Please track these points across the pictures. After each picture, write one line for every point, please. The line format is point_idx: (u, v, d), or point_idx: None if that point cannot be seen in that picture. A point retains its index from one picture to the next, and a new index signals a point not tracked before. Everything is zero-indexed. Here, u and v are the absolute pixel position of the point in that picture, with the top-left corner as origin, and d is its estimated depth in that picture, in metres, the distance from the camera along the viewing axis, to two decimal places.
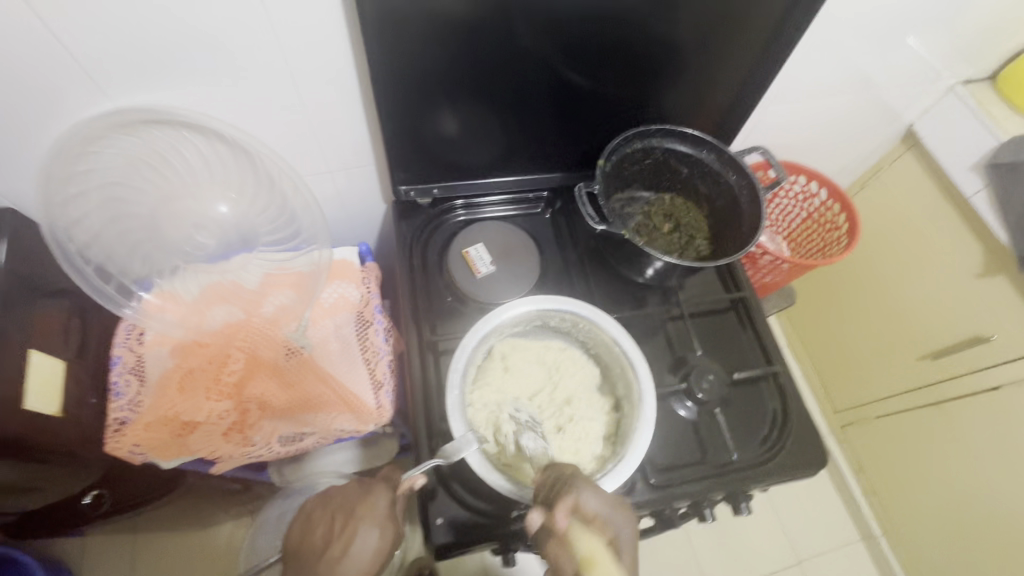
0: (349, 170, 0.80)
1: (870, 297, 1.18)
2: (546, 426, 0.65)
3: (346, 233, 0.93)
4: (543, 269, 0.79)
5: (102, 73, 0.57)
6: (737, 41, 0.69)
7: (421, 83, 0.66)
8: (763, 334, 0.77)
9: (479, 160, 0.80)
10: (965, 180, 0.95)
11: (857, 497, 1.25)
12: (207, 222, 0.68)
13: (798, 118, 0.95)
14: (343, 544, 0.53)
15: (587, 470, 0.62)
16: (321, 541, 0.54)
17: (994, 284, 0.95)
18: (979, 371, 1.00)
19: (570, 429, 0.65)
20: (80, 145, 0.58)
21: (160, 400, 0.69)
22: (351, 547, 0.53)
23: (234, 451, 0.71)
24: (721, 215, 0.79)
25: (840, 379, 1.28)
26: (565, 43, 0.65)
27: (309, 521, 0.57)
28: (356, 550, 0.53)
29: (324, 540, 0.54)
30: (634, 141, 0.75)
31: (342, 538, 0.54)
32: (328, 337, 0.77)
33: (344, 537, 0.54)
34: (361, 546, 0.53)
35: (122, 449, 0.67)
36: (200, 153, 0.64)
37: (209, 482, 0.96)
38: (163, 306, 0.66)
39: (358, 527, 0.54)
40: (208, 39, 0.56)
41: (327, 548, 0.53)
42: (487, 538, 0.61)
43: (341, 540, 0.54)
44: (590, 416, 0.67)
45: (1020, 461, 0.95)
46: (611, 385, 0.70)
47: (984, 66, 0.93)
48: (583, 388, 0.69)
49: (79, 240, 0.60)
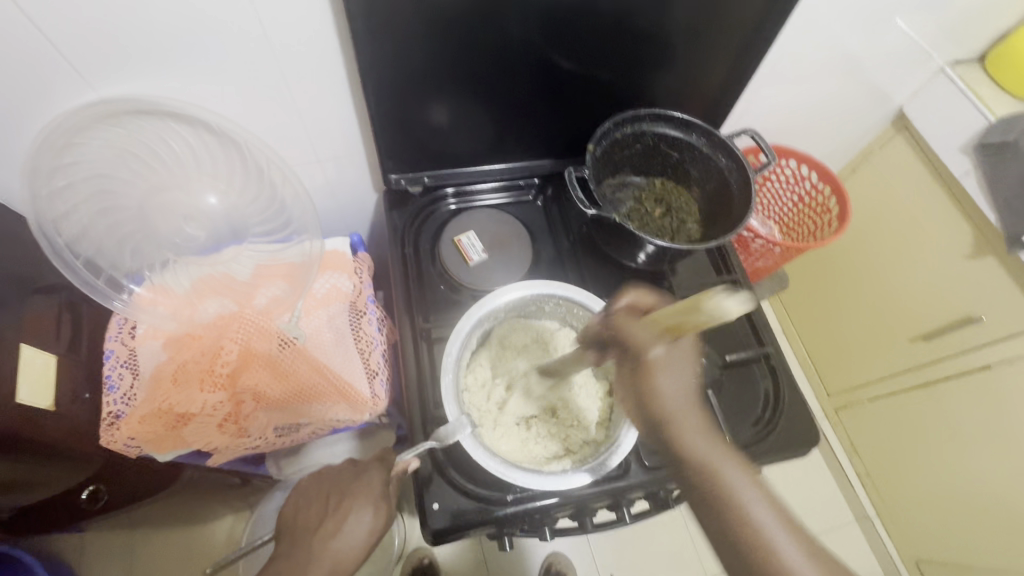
0: (339, 160, 0.79)
1: (862, 280, 1.18)
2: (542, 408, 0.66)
3: (338, 224, 0.93)
4: (535, 257, 0.80)
5: (85, 63, 0.56)
6: (725, 25, 0.69)
7: (409, 70, 0.65)
8: (756, 319, 0.77)
9: (470, 149, 0.80)
10: (954, 161, 0.95)
11: (851, 478, 1.27)
12: (197, 213, 0.67)
13: (789, 102, 0.96)
14: (338, 521, 0.55)
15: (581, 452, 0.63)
16: (316, 518, 0.56)
17: (983, 265, 0.96)
18: (970, 352, 1.01)
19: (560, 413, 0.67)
20: (66, 137, 0.57)
21: (154, 393, 0.68)
22: (345, 524, 0.55)
23: (230, 442, 0.72)
24: (711, 200, 0.79)
25: (834, 362, 1.29)
26: (554, 28, 0.64)
27: (303, 500, 0.59)
28: (349, 528, 0.54)
29: (319, 517, 0.56)
30: (624, 126, 0.75)
31: (337, 515, 0.55)
32: (322, 328, 0.75)
33: (338, 515, 0.55)
34: (355, 524, 0.55)
35: (117, 442, 0.67)
36: (187, 143, 0.64)
37: (207, 476, 0.97)
38: (155, 299, 0.67)
39: (351, 505, 0.56)
40: (192, 28, 0.55)
41: (322, 523, 0.56)
42: (483, 522, 0.62)
43: (335, 517, 0.55)
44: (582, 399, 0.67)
45: (1012, 439, 0.96)
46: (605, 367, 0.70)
47: (973, 47, 0.93)
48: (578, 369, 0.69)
49: (68, 234, 0.60)
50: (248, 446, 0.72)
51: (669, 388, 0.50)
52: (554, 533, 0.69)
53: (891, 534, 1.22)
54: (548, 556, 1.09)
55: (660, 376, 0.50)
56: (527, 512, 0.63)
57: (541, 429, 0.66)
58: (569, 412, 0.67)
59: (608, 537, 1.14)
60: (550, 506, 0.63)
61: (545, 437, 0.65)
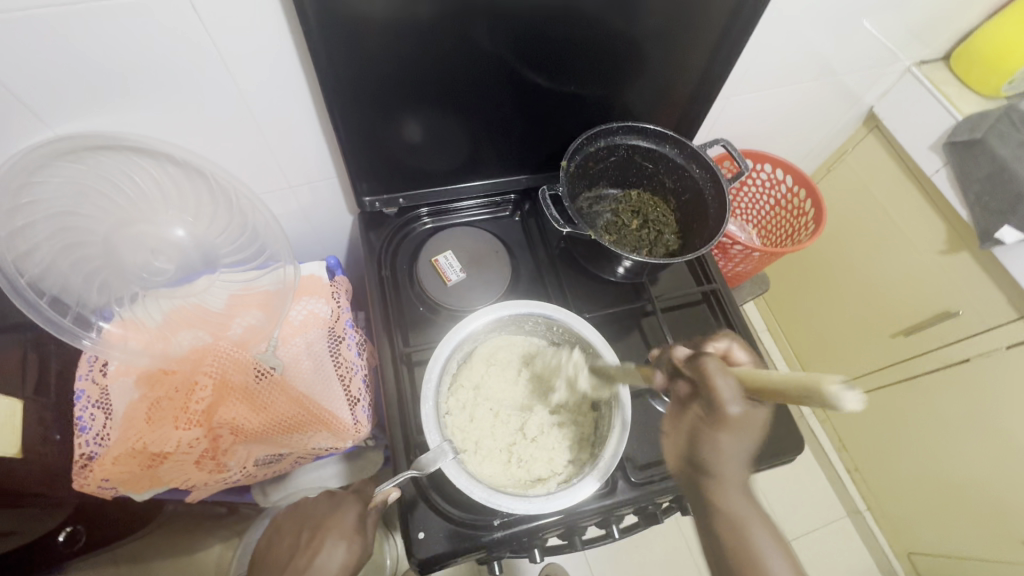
0: (313, 184, 0.78)
1: (839, 278, 1.20)
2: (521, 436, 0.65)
3: (315, 246, 0.92)
4: (515, 274, 0.79)
5: (38, 98, 0.54)
6: (692, 35, 0.69)
7: (378, 92, 0.65)
8: (737, 325, 0.77)
9: (444, 166, 0.79)
10: (925, 159, 0.97)
11: (841, 474, 1.28)
12: (165, 246, 0.66)
13: (760, 107, 0.96)
14: (308, 556, 0.54)
15: (567, 478, 0.61)
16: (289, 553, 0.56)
17: (958, 260, 0.97)
18: (950, 345, 1.01)
19: (542, 439, 0.65)
20: (22, 176, 0.55)
21: (128, 432, 0.66)
22: (316, 560, 0.54)
23: (209, 478, 0.70)
24: (687, 210, 0.80)
25: (818, 359, 1.31)
26: (521, 42, 0.64)
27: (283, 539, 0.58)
28: (319, 564, 0.53)
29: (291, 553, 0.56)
30: (595, 140, 0.74)
31: (309, 550, 0.54)
32: (300, 355, 0.75)
33: (310, 550, 0.54)
34: (326, 559, 0.54)
35: (90, 485, 0.65)
36: (152, 176, 0.62)
37: (191, 507, 0.96)
38: (125, 335, 0.65)
39: (323, 541, 0.54)
40: (149, 55, 0.54)
41: (296, 558, 0.55)
42: (471, 548, 0.61)
43: (307, 553, 0.54)
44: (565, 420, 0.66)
45: (989, 431, 0.98)
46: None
47: (938, 47, 0.95)
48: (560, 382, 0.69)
49: (31, 273, 0.57)
50: (228, 481, 0.71)
51: (730, 452, 0.45)
52: (543, 554, 0.68)
53: (883, 528, 1.23)
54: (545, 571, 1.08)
55: (728, 432, 0.45)
56: (515, 535, 0.62)
57: (525, 452, 0.63)
58: (556, 435, 0.65)
59: (603, 548, 1.13)
60: (539, 527, 0.62)
61: (531, 455, 0.63)
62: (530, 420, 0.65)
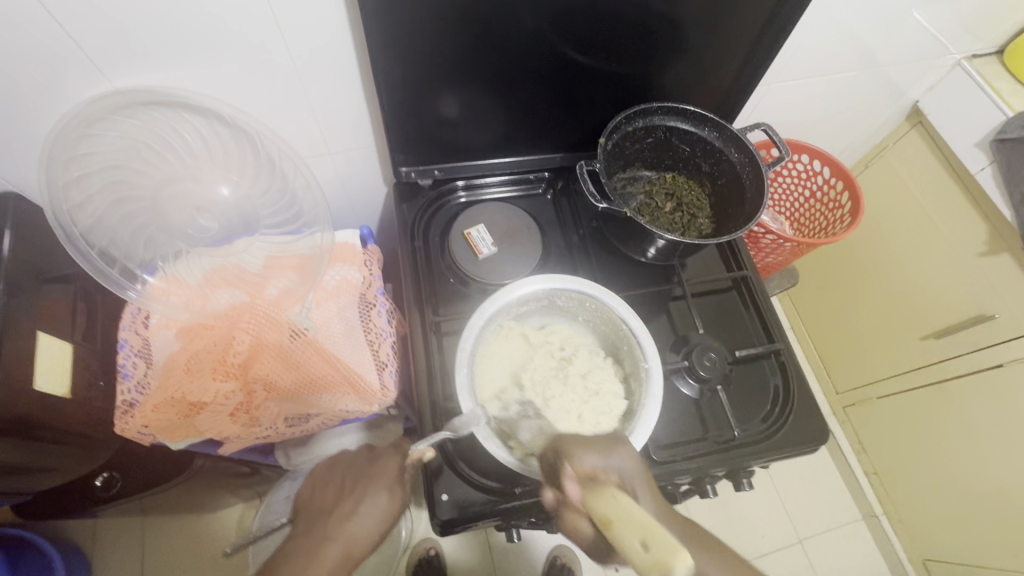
0: (350, 154, 0.80)
1: (877, 277, 1.17)
2: (574, 393, 0.65)
3: (349, 216, 0.94)
4: (545, 250, 0.80)
5: (102, 53, 0.57)
6: (739, 19, 0.68)
7: (423, 67, 0.66)
8: (766, 313, 0.77)
9: (478, 141, 0.79)
10: (970, 157, 0.94)
11: (859, 478, 1.27)
12: (211, 204, 0.68)
13: (801, 96, 0.95)
14: (353, 503, 0.55)
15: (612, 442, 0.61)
16: (332, 499, 0.57)
17: (998, 262, 0.94)
18: (980, 351, 0.99)
19: (597, 400, 0.64)
20: (80, 127, 0.57)
21: (167, 382, 0.69)
22: (360, 507, 0.55)
23: (241, 432, 0.72)
24: (722, 193, 0.79)
25: (844, 360, 1.29)
26: (566, 21, 0.64)
27: (320, 482, 0.59)
28: (366, 509, 0.55)
29: (334, 500, 0.57)
30: (635, 120, 0.74)
31: (353, 498, 0.56)
32: (332, 319, 0.76)
33: (354, 498, 0.56)
34: (370, 506, 0.55)
35: (130, 431, 0.69)
36: (200, 133, 0.64)
37: (218, 465, 0.99)
38: (168, 290, 0.67)
39: (366, 489, 0.56)
40: (202, 18, 0.56)
41: (340, 504, 0.56)
42: (494, 514, 0.62)
43: (351, 499, 0.56)
44: (610, 383, 0.66)
45: (1021, 439, 0.95)
46: (613, 341, 0.70)
47: (991, 40, 0.91)
48: (585, 347, 0.70)
49: (83, 224, 0.59)
50: (259, 436, 0.73)
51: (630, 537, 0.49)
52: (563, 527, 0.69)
53: (899, 534, 1.21)
54: (554, 549, 1.11)
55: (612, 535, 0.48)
56: (536, 505, 0.63)
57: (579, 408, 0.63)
58: (600, 398, 0.64)
59: None
60: None
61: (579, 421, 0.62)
62: (585, 376, 0.66)
